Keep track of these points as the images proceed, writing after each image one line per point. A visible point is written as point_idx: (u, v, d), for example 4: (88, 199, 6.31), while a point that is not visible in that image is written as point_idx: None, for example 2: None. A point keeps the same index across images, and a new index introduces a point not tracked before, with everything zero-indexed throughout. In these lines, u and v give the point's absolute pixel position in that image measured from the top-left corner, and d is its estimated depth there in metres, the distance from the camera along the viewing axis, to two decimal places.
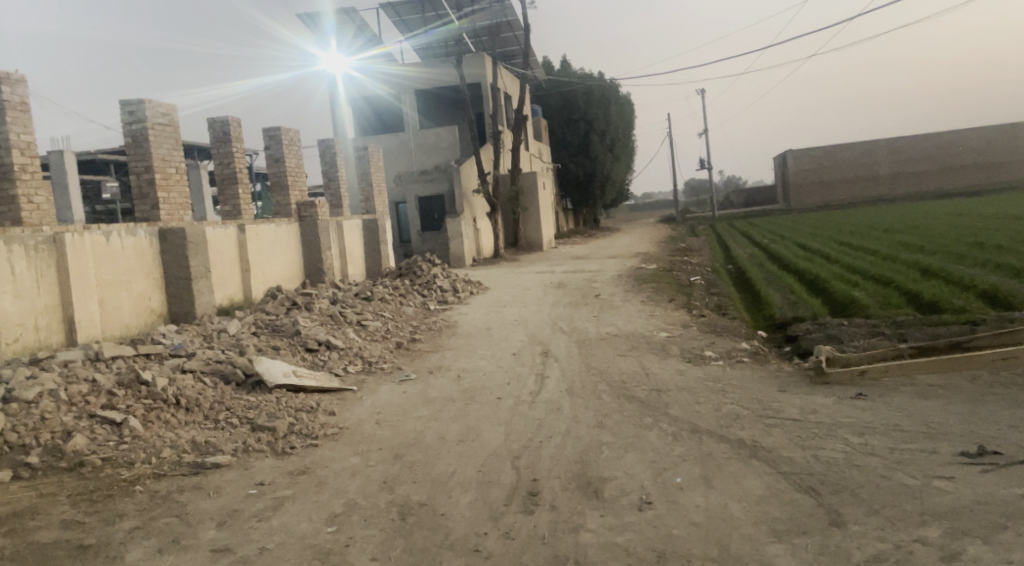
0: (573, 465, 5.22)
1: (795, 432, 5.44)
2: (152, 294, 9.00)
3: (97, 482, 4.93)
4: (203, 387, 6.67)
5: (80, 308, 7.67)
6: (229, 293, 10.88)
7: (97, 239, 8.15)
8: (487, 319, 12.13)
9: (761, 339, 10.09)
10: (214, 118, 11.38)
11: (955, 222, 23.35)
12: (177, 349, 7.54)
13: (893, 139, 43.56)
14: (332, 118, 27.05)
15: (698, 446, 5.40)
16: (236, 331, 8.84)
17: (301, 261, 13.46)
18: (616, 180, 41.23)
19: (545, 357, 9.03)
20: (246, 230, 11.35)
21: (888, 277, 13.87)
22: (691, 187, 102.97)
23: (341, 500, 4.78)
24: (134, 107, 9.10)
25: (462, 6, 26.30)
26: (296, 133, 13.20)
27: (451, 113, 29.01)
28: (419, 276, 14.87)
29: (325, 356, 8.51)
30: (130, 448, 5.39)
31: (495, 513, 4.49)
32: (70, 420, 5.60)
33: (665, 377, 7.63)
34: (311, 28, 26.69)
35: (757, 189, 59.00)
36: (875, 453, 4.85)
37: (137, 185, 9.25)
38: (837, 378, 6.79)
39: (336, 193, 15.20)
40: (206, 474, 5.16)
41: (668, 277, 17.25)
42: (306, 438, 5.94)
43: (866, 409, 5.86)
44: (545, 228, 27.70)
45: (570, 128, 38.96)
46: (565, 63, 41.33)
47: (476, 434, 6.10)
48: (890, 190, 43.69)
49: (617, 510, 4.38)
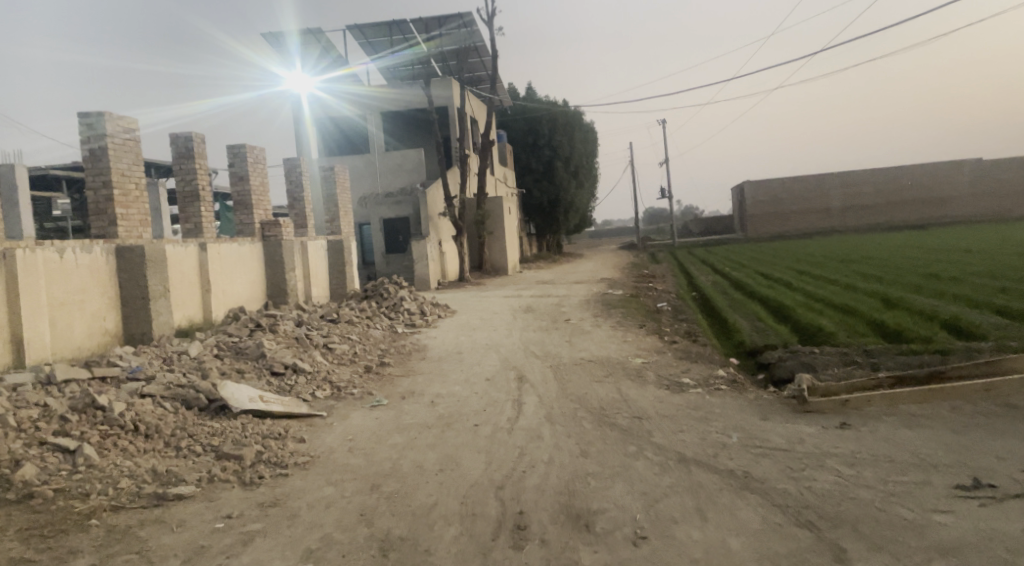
0: (560, 496, 5.02)
1: (785, 463, 5.35)
2: (107, 314, 8.54)
3: (47, 516, 4.52)
4: (163, 412, 6.29)
5: (29, 328, 7.22)
6: (188, 314, 10.43)
7: (51, 255, 7.71)
8: (457, 343, 11.90)
9: (735, 366, 10.07)
10: (177, 133, 11.00)
11: (907, 255, 23.95)
12: (135, 372, 7.10)
13: (845, 174, 45.00)
14: (296, 137, 26.62)
15: (688, 476, 5.26)
16: (197, 353, 8.43)
17: (264, 281, 13.04)
18: (578, 207, 41.55)
19: (520, 382, 8.83)
20: (208, 248, 10.94)
21: (853, 306, 14.06)
22: (650, 216, 104.77)
23: (317, 534, 4.48)
24: (93, 120, 8.71)
25: (430, 31, 26.37)
26: (262, 151, 12.86)
27: (418, 135, 28.79)
28: (386, 298, 14.55)
29: (291, 380, 8.15)
30: (85, 478, 4.99)
31: (483, 549, 4.25)
32: (19, 447, 5.17)
33: (645, 404, 7.51)
34: (276, 47, 26.34)
35: (714, 219, 60.23)
36: (869, 485, 4.78)
37: (94, 201, 8.81)
38: (819, 407, 6.79)
39: (301, 212, 14.84)
40: (168, 506, 4.80)
41: (635, 303, 17.27)
42: (276, 467, 5.62)
43: (852, 438, 5.81)
44: (510, 252, 27.56)
45: (534, 154, 39.20)
46: (530, 90, 41.70)
47: (455, 462, 5.86)
48: (842, 222, 44.99)
49: (610, 545, 4.21)
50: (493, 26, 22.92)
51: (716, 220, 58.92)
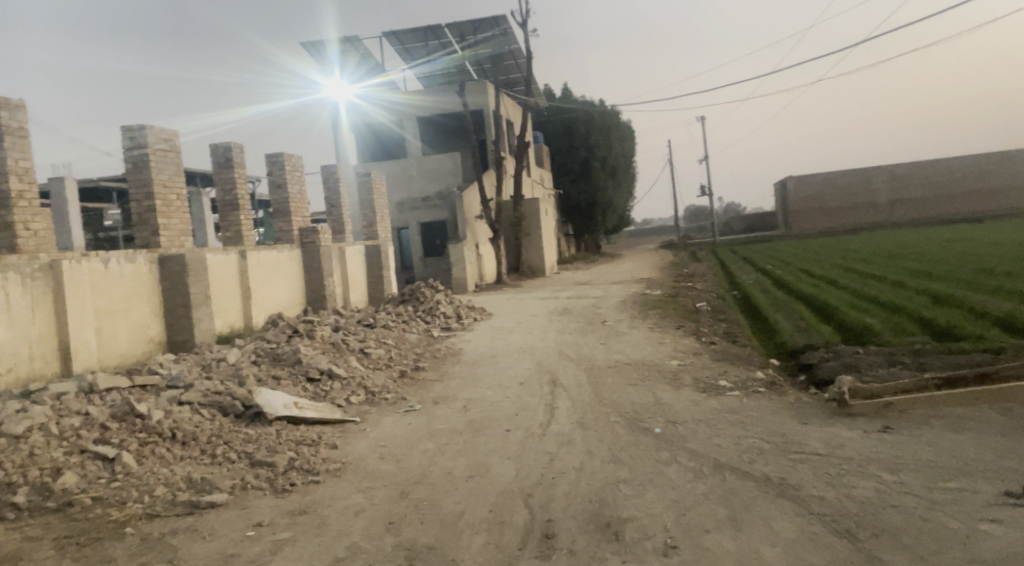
0: (589, 504, 4.94)
1: (823, 469, 5.18)
2: (150, 322, 8.76)
3: (85, 524, 4.63)
4: (200, 419, 6.41)
5: (75, 338, 7.45)
6: (229, 321, 10.64)
7: (96, 266, 7.94)
8: (492, 347, 11.88)
9: (775, 367, 9.81)
10: (217, 144, 11.24)
11: (958, 249, 23.05)
12: (174, 380, 7.25)
13: (892, 167, 43.64)
14: (335, 144, 27.01)
15: (721, 483, 5.13)
16: (235, 359, 8.58)
17: (303, 287, 13.24)
18: (617, 206, 41.24)
19: (554, 386, 8.76)
20: (248, 256, 11.15)
21: (901, 304, 13.58)
22: (691, 214, 103.43)
23: (345, 543, 4.49)
24: (135, 133, 8.95)
25: (465, 37, 26.47)
26: (299, 159, 13.07)
27: (453, 139, 28.94)
28: (422, 302, 14.62)
29: (326, 386, 8.24)
30: (122, 486, 5.10)
31: (509, 558, 4.21)
32: (61, 456, 5.31)
33: (679, 408, 7.37)
34: (314, 56, 26.77)
35: (757, 215, 59.01)
36: (912, 492, 4.60)
37: (137, 212, 9.07)
38: (860, 410, 6.58)
39: (339, 218, 15.02)
40: (202, 514, 4.89)
41: (674, 303, 17.02)
42: (307, 474, 5.67)
43: (895, 443, 5.59)
44: (547, 253, 27.45)
45: (571, 154, 39.04)
46: (566, 90, 41.54)
47: (486, 468, 5.84)
48: (890, 217, 43.61)
49: (639, 556, 4.11)
50: (527, 29, 22.91)
51: (759, 218, 57.75)
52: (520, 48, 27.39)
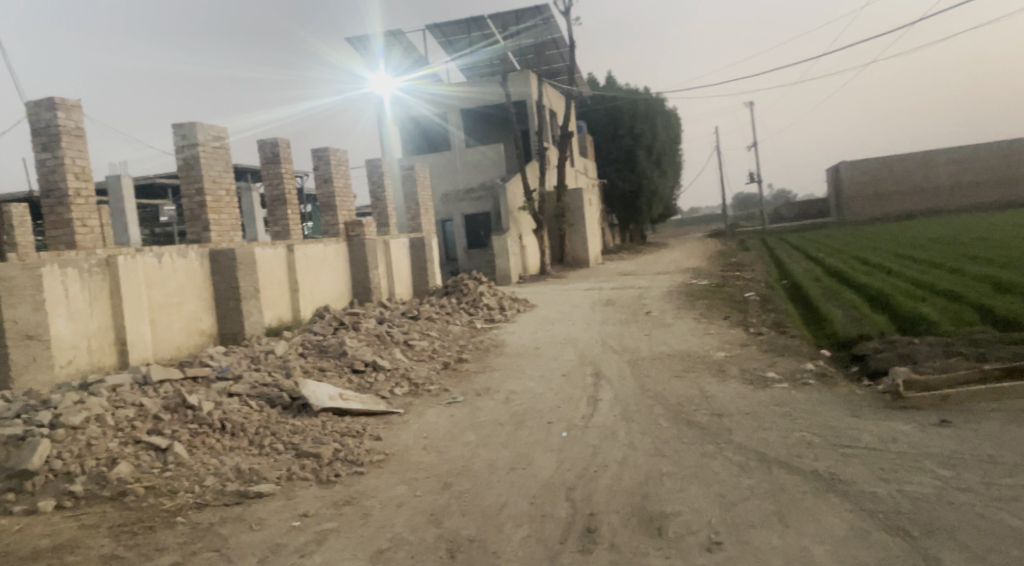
0: (632, 497, 4.88)
1: (876, 464, 5.01)
2: (202, 315, 9.00)
3: (138, 513, 4.79)
4: (248, 410, 6.55)
5: (131, 331, 7.70)
6: (278, 313, 10.85)
7: (150, 261, 8.17)
8: (535, 338, 11.86)
9: (826, 358, 9.53)
10: (264, 140, 11.44)
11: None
12: (224, 371, 7.43)
13: (952, 149, 41.86)
14: (379, 138, 27.27)
15: (768, 477, 5.01)
16: (282, 352, 8.74)
17: (349, 280, 13.42)
18: (662, 195, 40.65)
19: (597, 378, 8.69)
20: (295, 250, 11.35)
21: (960, 291, 13.04)
22: (739, 202, 101.27)
23: (387, 534, 4.54)
24: (186, 130, 9.18)
25: (508, 27, 26.39)
26: (344, 153, 13.24)
27: (497, 130, 28.90)
28: (466, 294, 14.67)
29: (371, 377, 8.34)
30: (173, 476, 5.26)
31: (551, 552, 4.18)
32: (116, 446, 5.49)
33: (726, 400, 7.22)
34: (359, 50, 27.03)
35: (809, 202, 57.38)
36: (970, 488, 4.43)
37: (188, 208, 9.31)
38: (916, 403, 6.35)
39: (384, 211, 15.16)
40: (249, 504, 4.99)
41: (721, 293, 16.69)
42: (352, 465, 5.74)
43: (953, 438, 5.38)
44: (591, 244, 27.24)
45: (615, 143, 38.62)
46: (610, 78, 41.04)
47: (527, 460, 5.82)
48: (950, 201, 41.86)
49: (683, 552, 4.04)
50: (570, 18, 22.71)
51: (810, 204, 56.14)
52: (563, 36, 27.17)
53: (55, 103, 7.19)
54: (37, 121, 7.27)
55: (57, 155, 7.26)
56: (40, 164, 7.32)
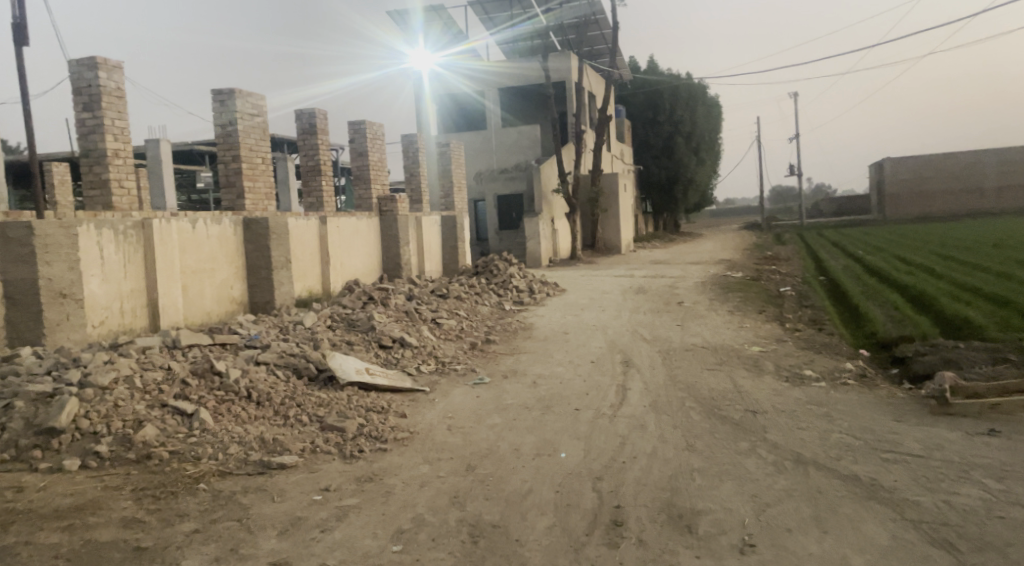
0: (661, 492, 4.71)
1: (920, 472, 4.77)
2: (234, 283, 8.99)
3: (161, 477, 4.78)
4: (275, 380, 6.51)
5: (164, 295, 7.71)
6: (308, 285, 10.82)
7: (184, 226, 8.15)
8: (564, 323, 11.68)
9: (865, 359, 9.19)
10: (301, 110, 11.37)
11: None
12: (252, 340, 7.39)
13: (1003, 151, 40.37)
14: (416, 113, 27.16)
15: (805, 480, 4.79)
16: (311, 323, 8.69)
17: (380, 255, 13.35)
18: (699, 184, 39.97)
19: (627, 366, 8.52)
20: (328, 222, 11.28)
21: (1007, 296, 12.53)
22: (776, 194, 99.39)
23: (409, 513, 4.45)
24: (225, 96, 9.11)
25: (549, 4, 25.87)
26: (380, 127, 13.13)
27: (534, 110, 28.54)
28: (495, 275, 14.52)
29: (398, 353, 8.26)
30: (198, 442, 5.25)
31: (576, 544, 4.04)
32: (142, 408, 5.46)
33: (761, 396, 6.99)
34: (400, 24, 26.83)
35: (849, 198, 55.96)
36: (1020, 503, 4.21)
37: (224, 174, 9.27)
38: (962, 411, 6.08)
39: (417, 187, 15.02)
40: (272, 475, 4.95)
41: (756, 287, 16.28)
42: (375, 442, 5.66)
43: (1002, 448, 5.13)
44: (624, 229, 26.84)
45: (653, 129, 37.91)
46: (652, 62, 40.27)
47: (553, 448, 5.68)
48: (997, 204, 40.44)
49: (715, 552, 3.88)
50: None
51: (851, 200, 54.77)
52: (606, 16, 26.59)
53: (96, 63, 7.16)
54: (78, 80, 7.24)
55: (96, 115, 7.24)
56: (79, 123, 7.30)
